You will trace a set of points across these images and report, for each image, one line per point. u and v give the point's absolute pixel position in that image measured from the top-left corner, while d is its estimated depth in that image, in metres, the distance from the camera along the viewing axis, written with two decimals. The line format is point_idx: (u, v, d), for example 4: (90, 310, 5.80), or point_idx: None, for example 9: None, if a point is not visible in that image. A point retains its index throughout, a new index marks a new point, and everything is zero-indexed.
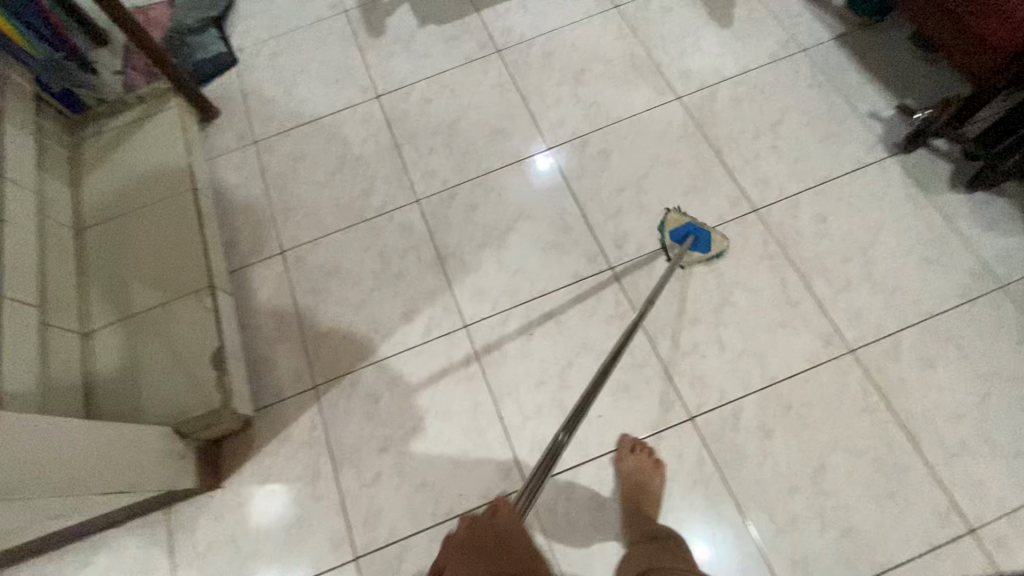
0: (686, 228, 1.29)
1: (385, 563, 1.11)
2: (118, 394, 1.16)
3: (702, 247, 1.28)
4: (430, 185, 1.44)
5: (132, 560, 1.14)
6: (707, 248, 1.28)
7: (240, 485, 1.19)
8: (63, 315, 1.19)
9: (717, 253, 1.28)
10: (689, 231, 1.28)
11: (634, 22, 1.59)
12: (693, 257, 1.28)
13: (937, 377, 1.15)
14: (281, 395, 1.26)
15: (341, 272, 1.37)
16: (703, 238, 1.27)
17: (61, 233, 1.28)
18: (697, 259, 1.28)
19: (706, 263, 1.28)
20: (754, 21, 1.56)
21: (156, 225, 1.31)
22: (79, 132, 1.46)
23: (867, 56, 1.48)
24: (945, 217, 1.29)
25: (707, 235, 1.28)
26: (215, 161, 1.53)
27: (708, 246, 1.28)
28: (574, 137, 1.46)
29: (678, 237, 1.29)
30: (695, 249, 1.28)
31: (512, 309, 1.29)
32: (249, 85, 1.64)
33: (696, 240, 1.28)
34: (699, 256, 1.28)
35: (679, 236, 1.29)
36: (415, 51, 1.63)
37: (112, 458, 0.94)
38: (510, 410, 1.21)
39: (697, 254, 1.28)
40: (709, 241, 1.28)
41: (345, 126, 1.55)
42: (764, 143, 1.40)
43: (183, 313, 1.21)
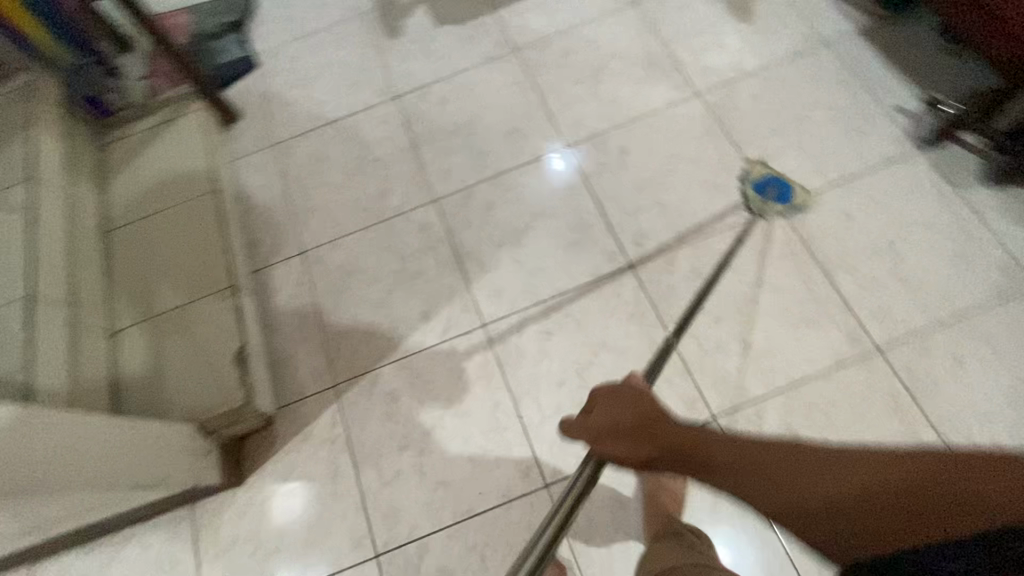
0: (769, 179, 1.30)
1: (405, 561, 1.12)
2: (144, 392, 1.18)
3: (785, 198, 1.30)
4: (448, 185, 1.45)
5: (158, 555, 1.15)
6: (788, 200, 1.29)
7: (262, 482, 1.20)
8: (92, 314, 1.21)
9: (798, 206, 1.29)
10: (773, 183, 1.30)
11: (652, 19, 1.58)
12: (774, 209, 1.30)
13: (968, 377, 1.12)
14: (302, 393, 1.27)
15: (361, 271, 1.38)
16: (786, 190, 1.29)
17: (89, 235, 1.31)
18: (777, 211, 1.30)
19: (787, 214, 1.30)
20: (775, 16, 1.54)
21: (180, 226, 1.33)
22: (105, 136, 1.49)
23: (892, 49, 1.45)
24: (975, 212, 1.25)
25: (790, 187, 1.29)
26: (236, 163, 1.56)
27: (790, 198, 1.29)
28: (592, 134, 1.45)
29: (759, 189, 1.31)
30: (778, 200, 1.30)
31: (530, 308, 1.29)
32: (269, 88, 1.66)
33: (779, 191, 1.30)
34: (781, 207, 1.30)
35: (762, 186, 1.31)
36: (433, 52, 1.64)
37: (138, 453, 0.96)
38: (529, 409, 1.20)
39: (779, 205, 1.30)
40: (791, 192, 1.30)
41: (364, 127, 1.56)
42: (787, 139, 1.38)
43: (207, 313, 1.23)
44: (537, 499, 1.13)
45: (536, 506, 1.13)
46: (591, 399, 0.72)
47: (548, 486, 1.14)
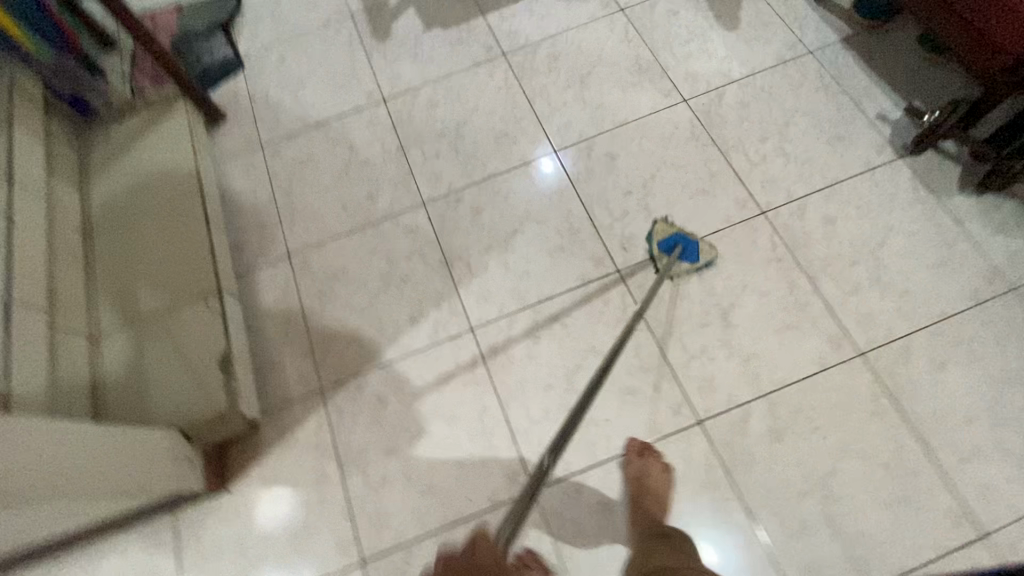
0: (674, 238, 1.28)
1: (391, 567, 1.11)
2: (125, 397, 1.16)
3: (691, 256, 1.27)
4: (436, 188, 1.44)
5: (139, 563, 1.14)
6: (695, 257, 1.27)
7: (247, 488, 1.19)
8: (71, 318, 1.19)
9: (705, 262, 1.27)
10: (678, 240, 1.28)
11: (640, 25, 1.59)
12: (682, 268, 1.27)
13: (947, 380, 1.14)
14: (287, 397, 1.26)
15: (348, 274, 1.37)
16: (691, 247, 1.27)
17: (68, 237, 1.28)
18: (685, 269, 1.27)
19: (695, 272, 1.27)
20: (760, 24, 1.56)
21: (164, 229, 1.31)
22: (87, 137, 1.47)
23: (874, 58, 1.48)
24: (953, 218, 1.28)
25: (695, 243, 1.27)
26: (221, 164, 1.54)
27: (696, 256, 1.27)
28: (580, 139, 1.46)
29: (666, 247, 1.29)
30: (684, 258, 1.27)
31: (517, 312, 1.29)
32: (256, 89, 1.65)
33: (685, 249, 1.28)
34: (688, 265, 1.27)
35: (667, 246, 1.28)
36: (421, 55, 1.64)
37: (122, 459, 0.95)
38: (516, 413, 1.20)
39: (686, 264, 1.27)
40: (697, 250, 1.27)
41: (351, 130, 1.55)
42: (771, 145, 1.39)
43: (190, 317, 1.22)
44: None
45: None
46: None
47: None
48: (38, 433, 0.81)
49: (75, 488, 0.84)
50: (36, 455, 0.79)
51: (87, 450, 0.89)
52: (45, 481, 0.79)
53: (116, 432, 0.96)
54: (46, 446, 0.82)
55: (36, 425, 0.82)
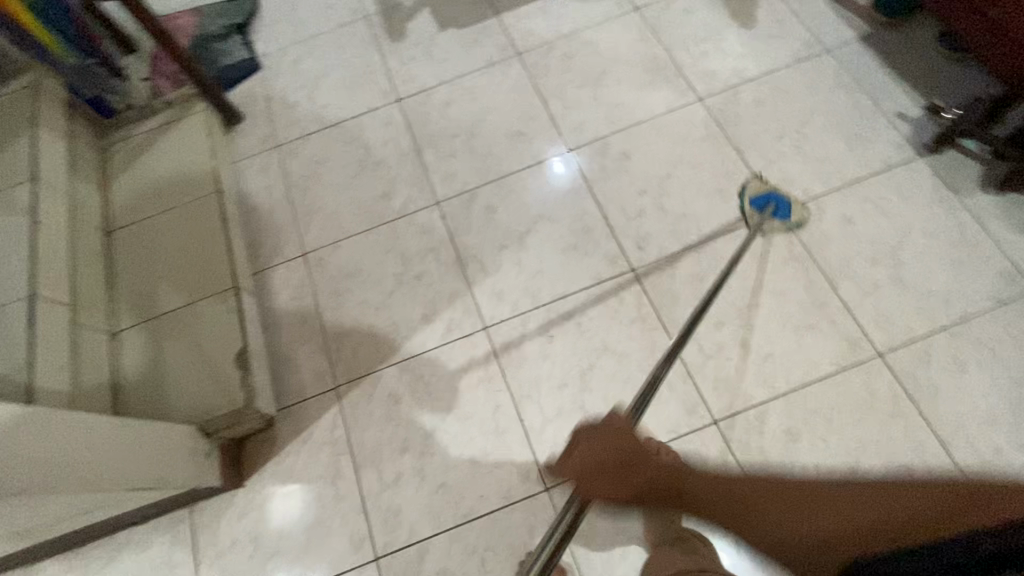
0: (767, 196, 1.30)
1: (404, 565, 1.11)
2: (144, 393, 1.17)
3: (784, 214, 1.29)
4: (450, 187, 1.45)
5: (156, 557, 1.15)
6: (786, 215, 1.29)
7: (262, 484, 1.20)
8: (93, 314, 1.21)
9: (796, 222, 1.29)
10: (770, 199, 1.30)
11: (655, 24, 1.59)
12: (774, 226, 1.29)
13: (969, 382, 1.12)
14: (303, 395, 1.27)
15: (362, 273, 1.38)
16: (784, 205, 1.29)
17: (90, 235, 1.31)
18: (777, 227, 1.29)
19: (786, 231, 1.29)
20: (778, 22, 1.54)
21: (183, 228, 1.33)
22: (108, 137, 1.49)
23: (894, 56, 1.46)
24: (975, 218, 1.26)
25: (788, 201, 1.30)
26: (238, 164, 1.56)
27: (788, 214, 1.29)
28: (595, 138, 1.46)
29: (758, 204, 1.31)
30: (777, 216, 1.29)
31: (531, 310, 1.29)
32: (272, 90, 1.67)
33: (778, 207, 1.30)
34: (780, 223, 1.29)
35: (760, 203, 1.30)
36: (436, 55, 1.65)
37: (139, 455, 0.96)
38: (530, 412, 1.20)
39: (778, 222, 1.30)
40: (790, 208, 1.29)
41: (366, 130, 1.56)
42: (788, 144, 1.38)
43: (207, 313, 1.23)
44: (537, 503, 1.13)
45: (537, 510, 1.12)
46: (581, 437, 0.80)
47: (549, 490, 1.13)
48: (70, 425, 0.84)
49: (89, 482, 0.85)
50: (53, 447, 0.79)
51: (105, 444, 0.89)
52: (58, 475, 0.79)
53: (135, 427, 0.97)
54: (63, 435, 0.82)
55: (69, 418, 0.85)
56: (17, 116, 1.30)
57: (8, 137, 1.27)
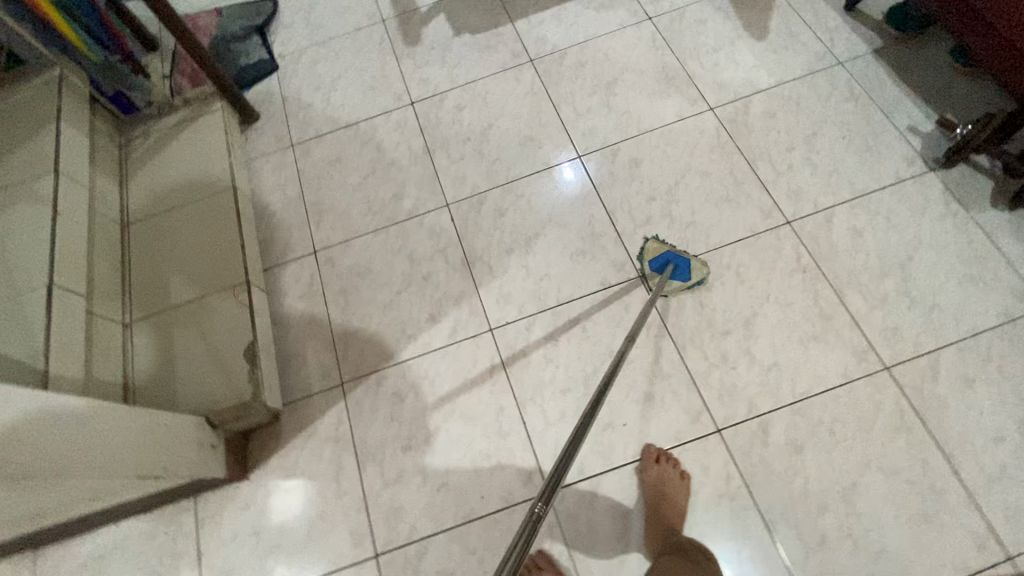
0: (665, 257, 1.28)
1: (404, 562, 1.12)
2: (154, 384, 1.19)
3: (683, 275, 1.27)
4: (460, 190, 1.46)
5: (160, 546, 1.16)
6: (686, 276, 1.26)
7: (267, 478, 1.21)
8: (107, 305, 1.23)
9: (697, 280, 1.26)
10: (669, 259, 1.28)
11: (668, 34, 1.60)
12: (673, 287, 1.26)
13: (976, 398, 1.11)
14: (309, 390, 1.29)
15: (371, 272, 1.40)
16: (684, 266, 1.27)
17: (108, 228, 1.33)
18: (676, 287, 1.26)
19: (686, 290, 1.26)
20: (790, 34, 1.55)
21: (198, 223, 1.36)
22: (128, 133, 1.52)
23: (907, 70, 1.46)
24: (986, 234, 1.25)
25: (687, 260, 1.27)
26: (254, 162, 1.59)
27: (688, 274, 1.26)
28: (604, 145, 1.47)
29: (656, 265, 1.29)
30: (675, 278, 1.27)
31: (537, 313, 1.30)
32: (289, 90, 1.70)
33: (677, 268, 1.27)
34: (680, 284, 1.26)
35: (659, 264, 1.29)
36: (450, 60, 1.67)
37: (138, 449, 0.95)
38: (533, 414, 1.21)
39: (678, 283, 1.27)
40: (689, 267, 1.27)
41: (380, 132, 1.58)
42: (798, 155, 1.38)
43: (219, 308, 1.25)
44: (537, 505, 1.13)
45: None
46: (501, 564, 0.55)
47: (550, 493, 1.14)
48: (84, 414, 0.86)
49: (87, 471, 0.84)
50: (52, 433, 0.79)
51: (102, 433, 0.88)
52: (57, 461, 0.78)
53: (136, 419, 0.97)
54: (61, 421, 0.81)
55: (83, 405, 0.87)
56: (42, 109, 1.33)
57: (32, 130, 1.30)
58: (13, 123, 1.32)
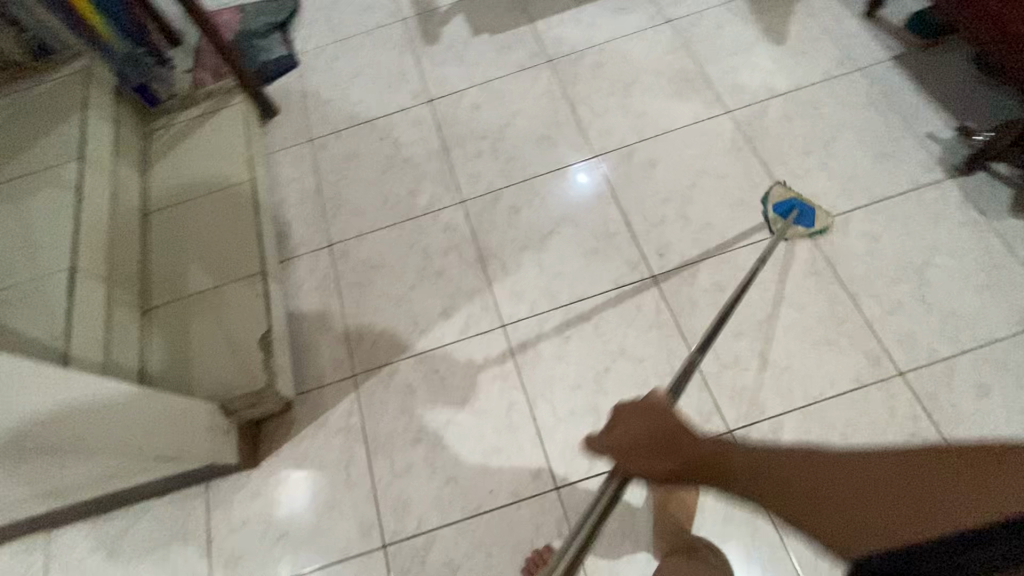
0: (791, 202, 1.30)
1: (411, 554, 1.12)
2: (170, 369, 1.21)
3: (807, 222, 1.28)
4: (475, 187, 1.47)
5: (171, 530, 1.18)
6: (810, 223, 1.28)
7: (277, 466, 1.22)
8: (127, 291, 1.25)
9: (820, 230, 1.28)
10: (794, 205, 1.30)
11: (686, 36, 1.61)
12: (796, 231, 1.29)
13: (991, 406, 1.10)
14: (322, 381, 1.30)
15: (386, 266, 1.41)
16: (809, 213, 1.29)
17: (129, 215, 1.36)
18: (799, 233, 1.29)
19: (808, 237, 1.28)
20: (810, 40, 1.55)
21: (216, 213, 1.38)
22: (151, 124, 1.55)
23: (927, 77, 1.45)
24: (1005, 242, 1.24)
25: (813, 209, 1.29)
26: (272, 155, 1.61)
27: (812, 222, 1.29)
28: (621, 146, 1.47)
29: (782, 209, 1.31)
30: (799, 223, 1.29)
31: (549, 310, 1.30)
32: (308, 86, 1.72)
33: (802, 214, 1.29)
34: (803, 230, 1.29)
35: (783, 208, 1.30)
36: (468, 59, 1.68)
37: (162, 436, 0.99)
38: (543, 411, 1.21)
39: (800, 229, 1.29)
40: (814, 216, 1.29)
41: (397, 128, 1.60)
42: (816, 159, 1.38)
43: (236, 297, 1.27)
44: (546, 501, 1.13)
45: (545, 508, 1.13)
46: (614, 412, 0.61)
47: (558, 489, 1.14)
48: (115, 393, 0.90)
49: None
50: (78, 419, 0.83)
51: (134, 418, 0.93)
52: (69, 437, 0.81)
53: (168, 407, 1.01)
54: (92, 408, 0.85)
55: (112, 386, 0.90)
56: (70, 100, 1.36)
57: (59, 119, 1.33)
58: (41, 112, 1.35)
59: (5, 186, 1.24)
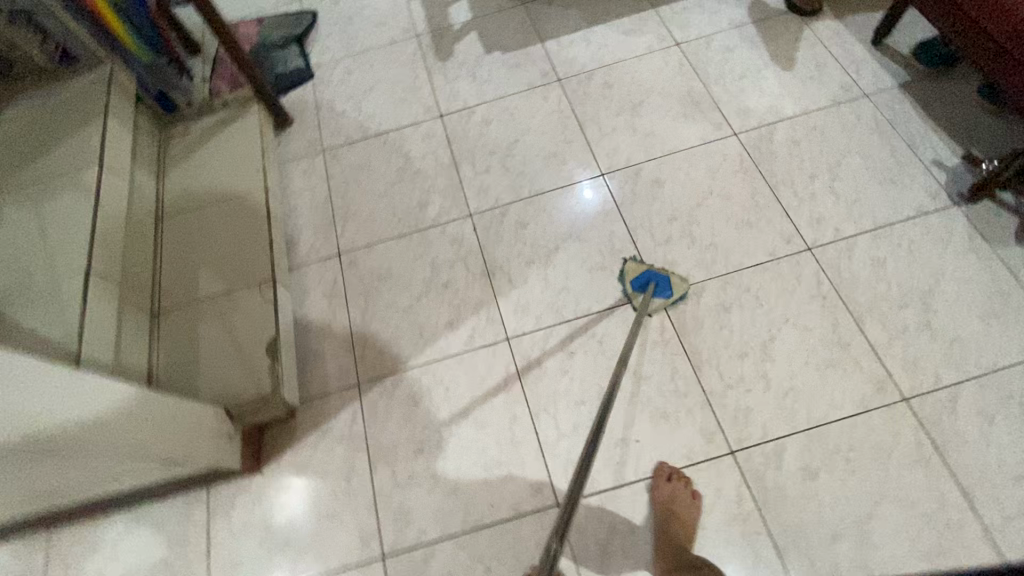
0: (646, 276, 1.31)
1: (410, 566, 1.12)
2: (177, 372, 1.22)
3: (664, 291, 1.29)
4: (484, 201, 1.49)
5: (172, 534, 1.18)
6: (668, 292, 1.29)
7: (279, 473, 1.22)
8: (138, 294, 1.27)
9: (679, 296, 1.29)
10: (650, 277, 1.31)
11: (695, 59, 1.64)
12: (655, 304, 1.28)
13: (995, 434, 1.10)
14: (326, 389, 1.30)
15: (393, 276, 1.42)
16: (664, 282, 1.30)
17: (142, 219, 1.38)
18: (659, 305, 1.28)
19: (669, 306, 1.29)
20: (817, 65, 1.58)
21: (229, 220, 1.40)
22: (167, 130, 1.58)
23: (933, 105, 1.47)
24: (1010, 270, 1.24)
25: (667, 278, 1.30)
26: (285, 164, 1.63)
27: (669, 290, 1.29)
28: (628, 164, 1.49)
29: (638, 285, 1.31)
30: (657, 295, 1.29)
31: (554, 325, 1.31)
32: (323, 98, 1.75)
33: (658, 285, 1.30)
34: (662, 300, 1.29)
35: (640, 283, 1.31)
36: (480, 76, 1.71)
37: (149, 436, 0.95)
38: (546, 425, 1.21)
39: (660, 300, 1.29)
40: (670, 284, 1.30)
41: (408, 141, 1.63)
42: (821, 183, 1.40)
43: (245, 302, 1.29)
44: (547, 516, 1.13)
45: (546, 523, 1.13)
46: None
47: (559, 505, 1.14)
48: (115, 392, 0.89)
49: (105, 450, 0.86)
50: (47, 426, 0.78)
51: (111, 418, 0.88)
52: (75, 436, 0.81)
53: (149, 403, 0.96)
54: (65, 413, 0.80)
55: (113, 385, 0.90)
56: (90, 105, 1.39)
57: (79, 123, 1.36)
58: (61, 117, 1.38)
59: (23, 187, 1.27)
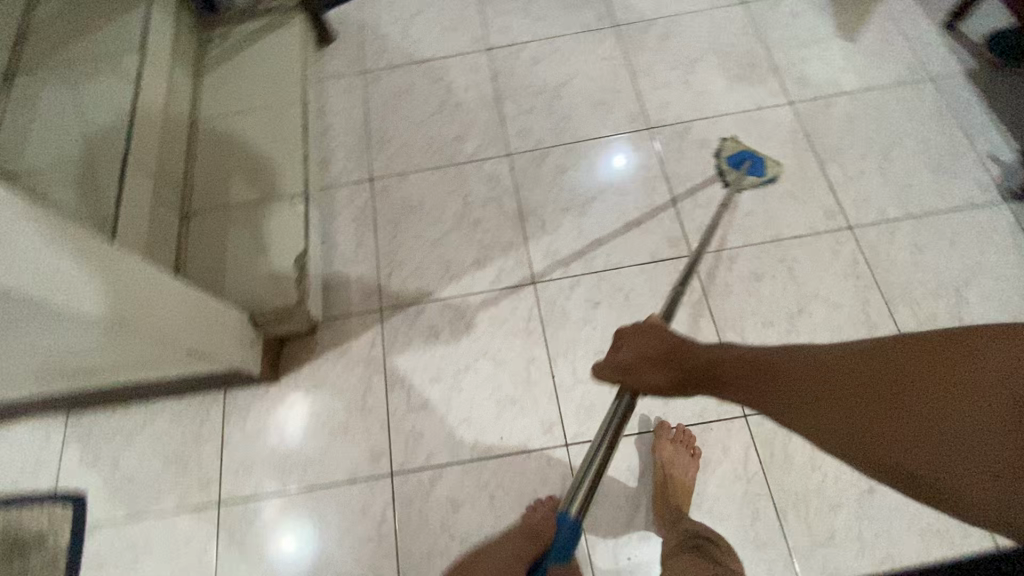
0: (743, 154, 1.32)
1: (417, 485, 1.15)
2: (203, 273, 1.22)
3: (758, 170, 1.31)
4: (524, 142, 1.46)
5: (187, 430, 1.21)
6: (762, 171, 1.30)
7: (297, 384, 1.25)
8: (170, 191, 1.27)
9: (770, 177, 1.31)
10: (746, 156, 1.32)
11: (759, 21, 1.57)
12: (748, 181, 1.30)
13: None
14: (348, 309, 1.31)
15: (425, 208, 1.41)
16: (760, 161, 1.31)
17: (178, 118, 1.36)
18: (751, 182, 1.30)
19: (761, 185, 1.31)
20: (885, 41, 1.51)
21: (265, 130, 1.37)
22: (206, 31, 1.53)
23: (999, 96, 1.42)
24: None
25: (762, 158, 1.31)
26: (324, 81, 1.59)
27: (763, 170, 1.31)
28: (677, 122, 1.45)
29: (734, 161, 1.32)
30: (752, 172, 1.31)
31: (582, 274, 1.30)
32: (368, 17, 1.69)
33: (753, 164, 1.31)
34: (754, 179, 1.30)
35: (735, 160, 1.32)
36: (533, 12, 1.65)
37: (156, 322, 0.89)
38: (563, 370, 1.22)
39: (752, 179, 1.31)
40: (764, 164, 1.31)
41: (452, 72, 1.58)
42: (872, 163, 1.36)
43: (276, 213, 1.28)
44: (554, 456, 1.16)
45: (552, 462, 1.15)
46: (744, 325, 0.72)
47: (567, 446, 1.16)
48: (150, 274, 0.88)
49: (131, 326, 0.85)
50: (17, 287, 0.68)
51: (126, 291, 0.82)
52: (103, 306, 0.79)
53: (161, 284, 0.90)
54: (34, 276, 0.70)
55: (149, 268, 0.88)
56: None
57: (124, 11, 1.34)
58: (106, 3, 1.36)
59: (64, 68, 1.26)
